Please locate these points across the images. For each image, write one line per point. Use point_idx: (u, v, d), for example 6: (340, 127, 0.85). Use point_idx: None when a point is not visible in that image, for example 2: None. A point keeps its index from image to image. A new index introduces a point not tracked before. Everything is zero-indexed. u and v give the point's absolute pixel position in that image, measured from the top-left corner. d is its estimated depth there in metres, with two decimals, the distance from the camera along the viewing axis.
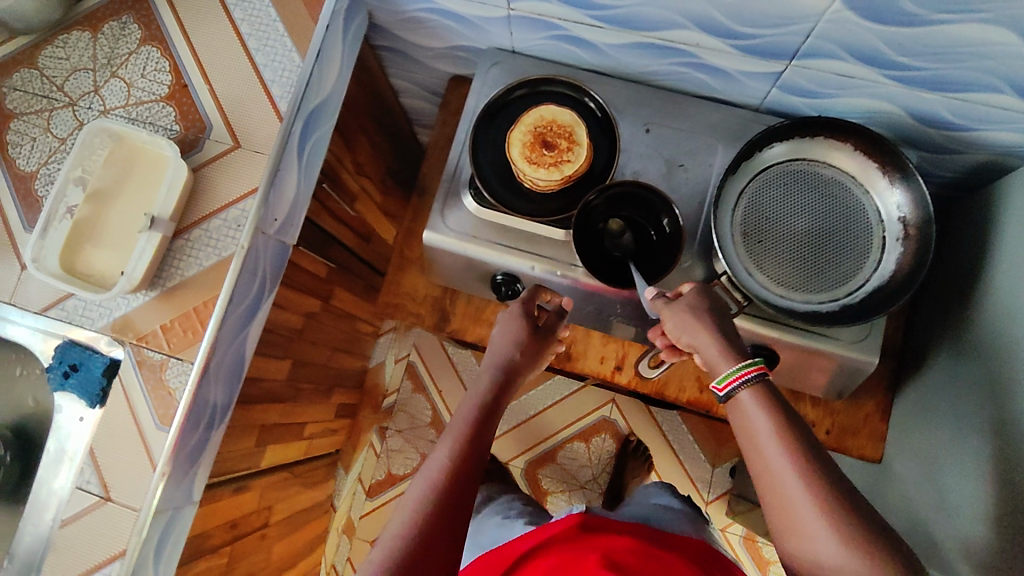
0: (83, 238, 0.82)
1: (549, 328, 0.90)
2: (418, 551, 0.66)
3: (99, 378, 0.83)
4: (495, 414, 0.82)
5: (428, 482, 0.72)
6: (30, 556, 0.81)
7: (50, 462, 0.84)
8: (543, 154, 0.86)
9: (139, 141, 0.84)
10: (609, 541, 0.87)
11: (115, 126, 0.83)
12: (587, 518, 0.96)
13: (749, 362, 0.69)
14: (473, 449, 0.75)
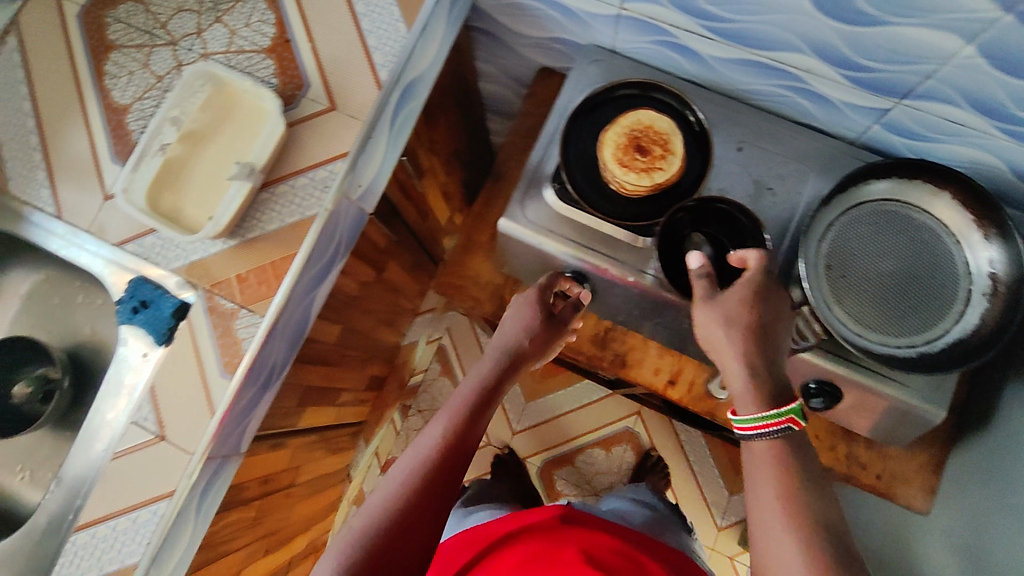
0: (173, 177, 0.82)
1: (559, 318, 0.89)
2: (396, 531, 0.64)
3: (167, 317, 0.82)
4: (495, 397, 0.81)
5: (422, 454, 0.70)
6: (81, 482, 0.82)
7: (107, 395, 0.84)
8: (635, 158, 0.84)
9: (241, 88, 0.84)
10: (588, 537, 0.90)
11: (220, 71, 0.83)
12: (569, 511, 0.99)
13: (783, 410, 0.63)
14: (468, 429, 0.74)
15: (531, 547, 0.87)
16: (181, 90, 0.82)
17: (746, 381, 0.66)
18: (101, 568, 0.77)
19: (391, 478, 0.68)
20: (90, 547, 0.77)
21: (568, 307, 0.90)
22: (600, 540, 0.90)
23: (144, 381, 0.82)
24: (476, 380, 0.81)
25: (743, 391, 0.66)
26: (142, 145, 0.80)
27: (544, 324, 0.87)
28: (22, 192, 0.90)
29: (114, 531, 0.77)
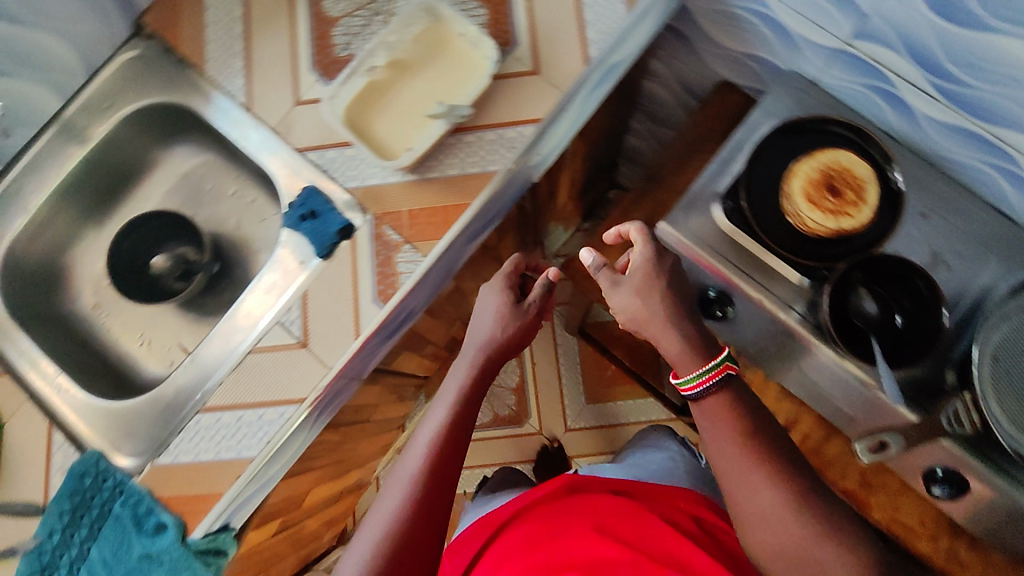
0: (376, 100, 0.83)
1: (528, 306, 0.84)
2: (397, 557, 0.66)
3: (333, 234, 0.83)
4: (480, 393, 0.80)
5: (417, 468, 0.71)
6: (211, 367, 0.85)
7: (254, 291, 0.86)
8: (825, 198, 0.81)
9: (460, 29, 0.83)
10: (599, 506, 0.84)
11: (445, 9, 0.82)
12: (575, 478, 0.93)
13: (716, 362, 0.67)
14: (455, 441, 0.74)
15: (538, 527, 0.82)
16: (403, 19, 0.82)
17: (682, 347, 0.69)
18: (217, 452, 0.79)
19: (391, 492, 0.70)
20: (215, 428, 0.80)
21: (541, 292, 0.85)
22: (614, 505, 0.84)
23: (297, 288, 0.84)
24: (462, 382, 0.79)
25: (677, 354, 0.69)
26: (354, 62, 0.81)
27: (516, 314, 0.84)
28: (215, 77, 0.90)
29: (240, 421, 0.79)
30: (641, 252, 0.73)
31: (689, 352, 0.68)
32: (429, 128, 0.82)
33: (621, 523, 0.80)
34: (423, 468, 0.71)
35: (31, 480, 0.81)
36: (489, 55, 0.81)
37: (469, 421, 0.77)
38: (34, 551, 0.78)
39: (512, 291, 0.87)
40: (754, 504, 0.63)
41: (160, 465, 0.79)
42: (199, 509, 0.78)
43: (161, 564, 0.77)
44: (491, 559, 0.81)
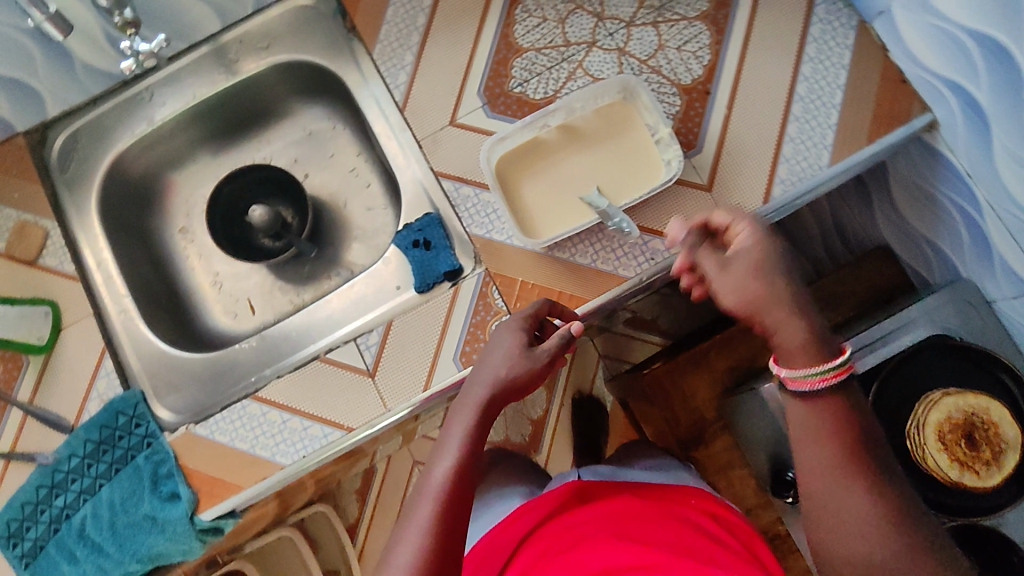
0: (535, 158, 0.78)
1: (538, 356, 0.67)
2: None
3: (440, 274, 0.79)
4: (483, 441, 0.65)
5: (414, 548, 0.58)
6: (272, 351, 0.82)
7: (341, 294, 0.82)
8: (959, 443, 0.75)
9: (649, 123, 0.76)
10: (619, 520, 0.78)
11: (644, 95, 0.75)
12: (580, 488, 0.85)
13: (838, 363, 0.56)
14: (453, 518, 0.60)
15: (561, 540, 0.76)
16: (597, 87, 0.76)
17: (804, 338, 0.57)
18: (251, 445, 0.77)
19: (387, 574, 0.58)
20: (258, 421, 0.78)
21: (553, 343, 0.68)
22: (634, 516, 0.79)
23: (384, 312, 0.81)
24: (466, 432, 0.65)
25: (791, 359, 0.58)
26: (530, 116, 0.76)
27: (526, 358, 0.67)
28: (379, 59, 0.83)
29: (283, 424, 0.77)
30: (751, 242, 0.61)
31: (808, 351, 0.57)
32: (575, 212, 0.76)
33: (641, 531, 0.75)
34: (421, 550, 0.58)
35: (70, 394, 0.80)
36: (671, 165, 0.75)
37: (472, 482, 0.63)
38: (51, 465, 0.78)
39: (524, 328, 0.70)
40: (840, 528, 0.55)
41: (194, 434, 0.78)
42: (215, 493, 0.77)
43: (162, 532, 0.76)
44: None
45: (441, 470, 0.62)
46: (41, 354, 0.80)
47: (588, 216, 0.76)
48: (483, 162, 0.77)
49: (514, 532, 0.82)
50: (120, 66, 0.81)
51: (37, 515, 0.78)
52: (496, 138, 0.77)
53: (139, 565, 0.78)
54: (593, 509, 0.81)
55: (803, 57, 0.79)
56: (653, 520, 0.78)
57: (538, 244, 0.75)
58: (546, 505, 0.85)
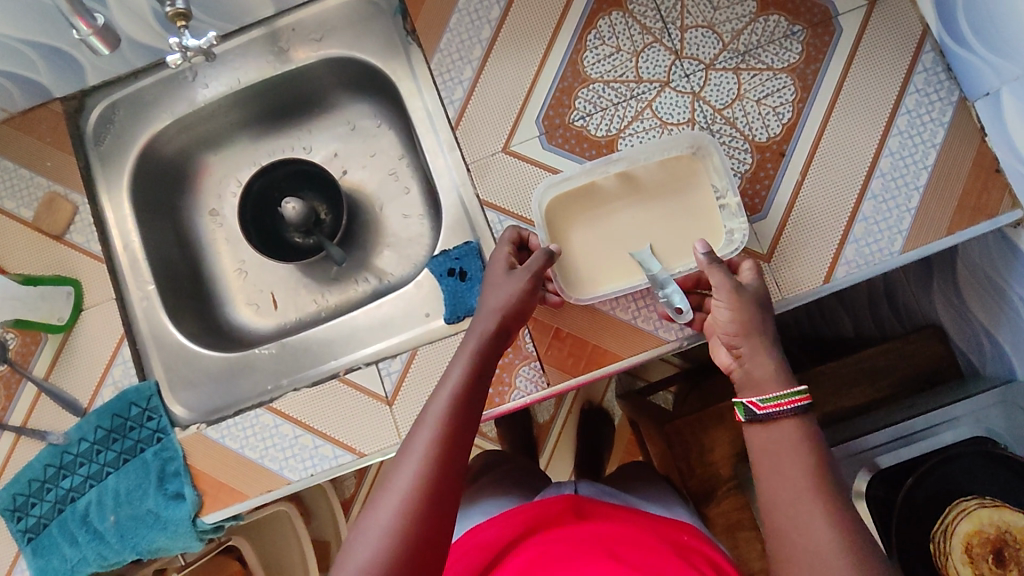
0: (590, 204, 0.73)
1: (517, 276, 0.64)
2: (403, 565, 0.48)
3: (471, 308, 0.77)
4: (489, 371, 0.60)
5: (416, 472, 0.51)
6: (295, 356, 0.81)
7: (370, 312, 0.80)
8: (986, 557, 0.71)
9: (716, 187, 0.71)
10: (612, 541, 0.67)
11: (717, 157, 0.71)
12: (574, 504, 0.74)
13: (794, 392, 0.55)
14: (459, 442, 0.54)
15: (544, 559, 0.64)
16: (666, 141, 0.71)
17: (770, 368, 0.57)
18: (260, 455, 0.76)
19: (384, 503, 0.50)
20: (270, 432, 0.76)
21: (535, 258, 0.65)
22: (625, 542, 0.67)
23: (410, 338, 0.79)
24: (470, 356, 0.59)
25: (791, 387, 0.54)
26: (593, 162, 0.72)
27: (514, 282, 0.64)
28: (435, 70, 0.80)
29: (295, 439, 0.76)
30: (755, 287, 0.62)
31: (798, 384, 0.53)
32: (625, 268, 0.72)
33: (639, 557, 0.64)
34: (423, 474, 0.51)
35: (86, 375, 0.79)
36: (738, 238, 0.70)
37: (477, 410, 0.57)
38: (60, 447, 0.78)
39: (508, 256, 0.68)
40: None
41: (204, 436, 0.77)
42: (219, 498, 0.76)
43: (164, 529, 0.76)
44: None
45: (445, 394, 0.56)
46: (60, 333, 0.79)
47: (638, 274, 0.72)
48: (535, 203, 0.73)
49: (488, 547, 0.69)
50: (166, 58, 0.73)
51: (43, 493, 0.77)
52: (552, 180, 0.73)
53: (137, 556, 0.78)
54: (584, 526, 0.69)
55: (892, 129, 0.73)
56: (651, 546, 0.67)
57: (583, 298, 0.71)
58: (527, 518, 0.72)
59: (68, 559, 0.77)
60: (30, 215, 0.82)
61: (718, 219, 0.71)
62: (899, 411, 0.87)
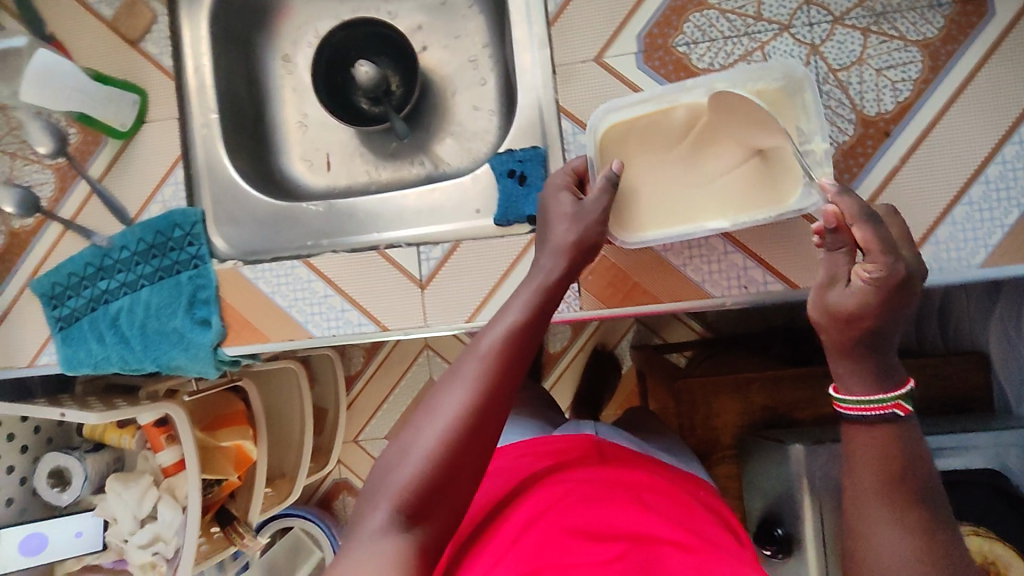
0: (655, 137, 0.69)
1: (588, 210, 0.65)
2: (441, 481, 0.51)
3: (523, 215, 0.75)
4: (554, 307, 0.61)
5: (464, 399, 0.53)
6: (341, 219, 0.81)
7: (422, 194, 0.79)
8: None
9: (802, 130, 0.65)
10: (640, 489, 0.68)
11: (809, 95, 0.64)
12: (598, 442, 0.78)
13: (885, 397, 0.50)
14: (508, 379, 0.55)
15: (573, 494, 0.65)
16: (752, 69, 0.65)
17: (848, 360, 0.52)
18: (289, 304, 0.77)
19: (429, 424, 0.52)
20: (302, 285, 0.77)
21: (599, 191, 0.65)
22: (646, 487, 0.69)
23: (455, 229, 0.78)
24: (537, 293, 0.60)
25: (844, 368, 0.52)
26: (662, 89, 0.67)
27: (580, 219, 0.65)
28: None
29: (323, 298, 0.77)
30: (854, 290, 0.50)
31: (855, 376, 0.52)
32: (685, 213, 0.69)
33: (667, 508, 0.65)
34: (469, 402, 0.52)
35: (138, 187, 0.80)
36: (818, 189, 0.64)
37: (534, 344, 0.58)
38: (103, 249, 0.80)
39: (571, 188, 0.68)
40: (857, 521, 0.50)
41: (239, 273, 0.78)
42: (243, 334, 0.78)
43: (186, 350, 0.78)
44: (509, 539, 0.61)
45: (508, 321, 0.57)
46: (120, 139, 0.80)
47: (698, 222, 0.68)
48: (591, 131, 0.70)
49: (519, 471, 0.74)
50: None
51: (80, 289, 0.80)
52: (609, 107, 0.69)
53: (156, 369, 0.80)
54: (607, 467, 0.71)
55: (1013, 135, 0.67)
56: (670, 496, 0.68)
57: (630, 242, 0.70)
58: (553, 455, 0.75)
59: (93, 355, 0.80)
60: (109, 13, 0.80)
61: (800, 167, 0.64)
62: (918, 425, 0.85)
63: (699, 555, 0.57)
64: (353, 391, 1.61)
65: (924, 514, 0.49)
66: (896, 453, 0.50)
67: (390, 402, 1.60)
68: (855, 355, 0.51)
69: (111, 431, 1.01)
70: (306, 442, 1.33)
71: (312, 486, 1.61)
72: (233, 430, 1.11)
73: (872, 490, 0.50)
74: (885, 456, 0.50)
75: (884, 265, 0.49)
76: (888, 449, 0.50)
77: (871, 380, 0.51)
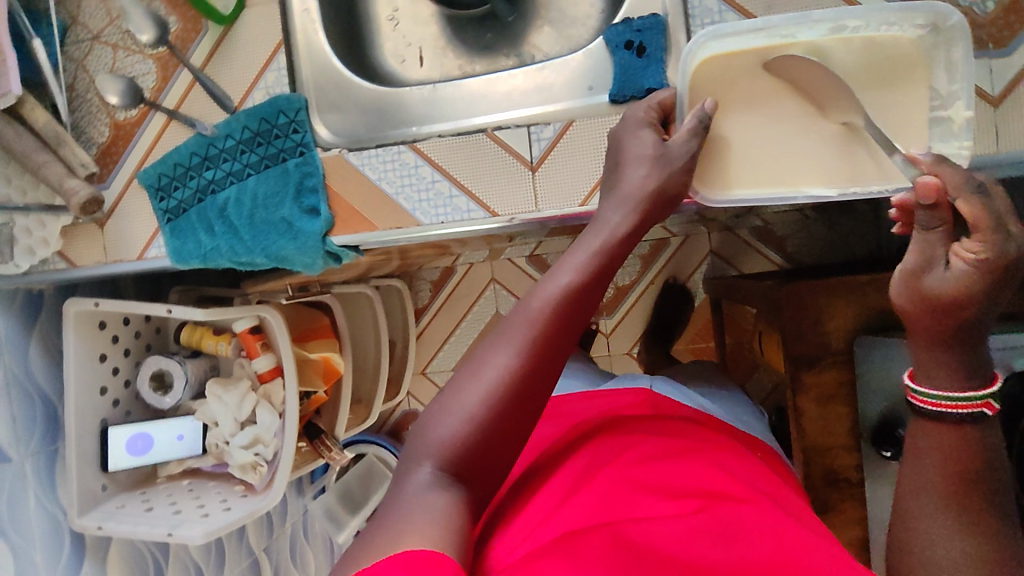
0: (764, 76, 0.58)
1: (674, 154, 0.57)
2: (481, 443, 0.50)
3: (641, 89, 0.71)
4: (614, 268, 0.57)
5: (510, 363, 0.51)
6: (443, 107, 0.79)
7: (528, 77, 0.77)
8: None
9: (938, 90, 0.56)
10: (707, 441, 0.64)
11: (958, 50, 0.54)
12: (653, 401, 0.75)
13: (974, 395, 0.44)
14: (556, 345, 0.53)
15: (621, 442, 0.61)
16: (898, 8, 0.54)
17: (943, 355, 0.46)
18: (396, 192, 0.75)
19: (471, 386, 0.51)
20: (408, 172, 0.75)
21: (689, 132, 0.57)
22: (706, 437, 0.65)
23: (564, 109, 0.74)
24: (593, 248, 0.56)
25: (929, 354, 0.46)
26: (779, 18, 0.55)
27: (662, 163, 0.58)
28: None
29: (431, 184, 0.75)
30: (956, 273, 0.43)
31: (951, 369, 0.45)
32: (778, 171, 0.59)
33: (730, 459, 0.60)
34: (516, 366, 0.51)
35: (239, 75, 0.79)
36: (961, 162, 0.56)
37: (591, 308, 0.55)
38: (207, 139, 0.79)
39: (654, 125, 0.61)
40: (915, 521, 0.45)
41: (345, 160, 0.76)
42: (351, 224, 0.76)
43: (294, 239, 0.77)
44: (567, 486, 0.56)
45: (561, 280, 0.54)
46: (220, 25, 0.78)
47: (796, 187, 0.60)
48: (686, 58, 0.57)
49: (578, 420, 0.73)
50: None
51: (186, 180, 0.80)
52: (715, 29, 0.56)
53: (265, 261, 0.79)
54: (672, 420, 0.68)
55: None
56: (733, 446, 0.64)
57: (714, 200, 0.61)
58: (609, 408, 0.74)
59: (201, 246, 0.79)
60: None
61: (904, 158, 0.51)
62: None
63: (766, 511, 0.50)
64: (422, 323, 1.61)
65: (997, 512, 0.44)
66: (963, 453, 0.45)
67: (459, 333, 1.60)
68: (954, 352, 0.45)
69: (208, 338, 1.03)
70: (382, 364, 1.33)
71: (383, 416, 1.62)
72: (320, 342, 1.12)
73: (943, 485, 0.45)
74: (958, 455, 0.45)
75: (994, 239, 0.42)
76: (955, 450, 0.45)
77: (953, 370, 0.45)
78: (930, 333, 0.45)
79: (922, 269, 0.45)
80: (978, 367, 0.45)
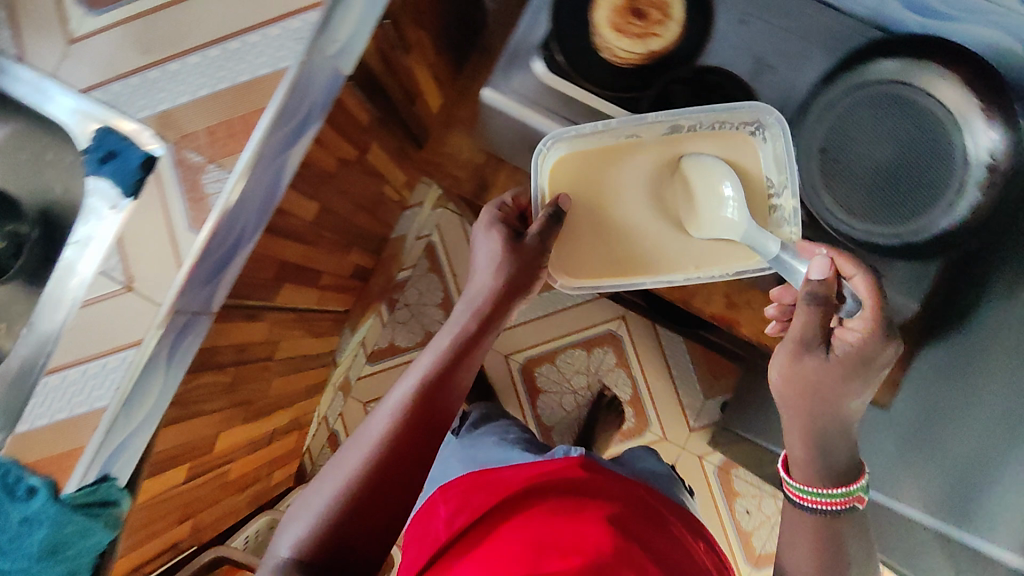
0: (611, 165, 0.89)
1: (529, 245, 0.85)
2: (353, 514, 0.65)
3: (134, 170, 0.80)
4: (448, 380, 0.75)
5: (362, 457, 0.67)
6: (49, 333, 0.83)
7: (73, 251, 0.82)
8: (631, 23, 0.83)
9: (772, 180, 0.87)
10: (631, 520, 0.88)
11: (779, 146, 0.84)
12: (583, 469, 0.97)
13: (851, 492, 0.77)
14: (412, 432, 0.69)
15: (537, 517, 0.85)
16: (731, 107, 0.82)
17: (807, 454, 0.78)
18: (70, 409, 0.80)
19: (331, 479, 0.67)
20: (61, 389, 0.80)
21: (538, 225, 0.84)
22: (632, 512, 0.90)
23: (112, 237, 0.80)
24: (431, 362, 0.76)
25: (806, 445, 0.78)
26: (618, 125, 0.84)
27: (502, 262, 0.83)
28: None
29: (84, 375, 0.80)
30: (841, 347, 0.75)
31: (823, 477, 0.78)
32: (663, 260, 0.91)
33: (637, 526, 0.87)
34: (369, 458, 0.67)
35: None
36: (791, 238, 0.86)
37: (436, 398, 0.73)
38: None
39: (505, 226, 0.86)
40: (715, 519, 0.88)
41: (20, 434, 0.81)
42: (65, 465, 0.80)
43: (41, 525, 0.79)
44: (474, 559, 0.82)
45: (402, 389, 0.73)
46: None
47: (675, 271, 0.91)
48: (540, 151, 0.87)
49: (514, 481, 0.96)
50: None
51: None
52: (559, 135, 0.86)
53: (33, 560, 0.82)
54: (595, 496, 0.91)
55: None
56: (643, 518, 0.90)
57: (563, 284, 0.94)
58: (540, 475, 0.96)
59: None
60: None
61: (762, 240, 0.83)
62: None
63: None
64: None
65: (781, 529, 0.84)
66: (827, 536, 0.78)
67: None
68: (819, 433, 0.77)
69: None
70: None
71: None
72: None
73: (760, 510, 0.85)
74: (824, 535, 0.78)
75: (863, 327, 0.74)
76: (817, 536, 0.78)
77: (833, 475, 0.78)
78: (807, 406, 0.76)
79: (803, 344, 0.76)
80: (853, 465, 0.79)
